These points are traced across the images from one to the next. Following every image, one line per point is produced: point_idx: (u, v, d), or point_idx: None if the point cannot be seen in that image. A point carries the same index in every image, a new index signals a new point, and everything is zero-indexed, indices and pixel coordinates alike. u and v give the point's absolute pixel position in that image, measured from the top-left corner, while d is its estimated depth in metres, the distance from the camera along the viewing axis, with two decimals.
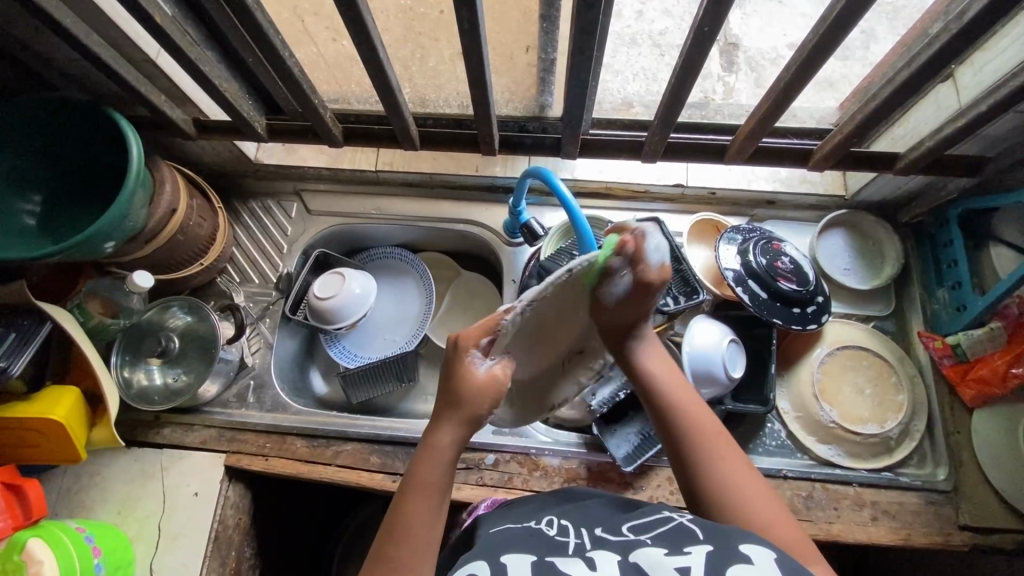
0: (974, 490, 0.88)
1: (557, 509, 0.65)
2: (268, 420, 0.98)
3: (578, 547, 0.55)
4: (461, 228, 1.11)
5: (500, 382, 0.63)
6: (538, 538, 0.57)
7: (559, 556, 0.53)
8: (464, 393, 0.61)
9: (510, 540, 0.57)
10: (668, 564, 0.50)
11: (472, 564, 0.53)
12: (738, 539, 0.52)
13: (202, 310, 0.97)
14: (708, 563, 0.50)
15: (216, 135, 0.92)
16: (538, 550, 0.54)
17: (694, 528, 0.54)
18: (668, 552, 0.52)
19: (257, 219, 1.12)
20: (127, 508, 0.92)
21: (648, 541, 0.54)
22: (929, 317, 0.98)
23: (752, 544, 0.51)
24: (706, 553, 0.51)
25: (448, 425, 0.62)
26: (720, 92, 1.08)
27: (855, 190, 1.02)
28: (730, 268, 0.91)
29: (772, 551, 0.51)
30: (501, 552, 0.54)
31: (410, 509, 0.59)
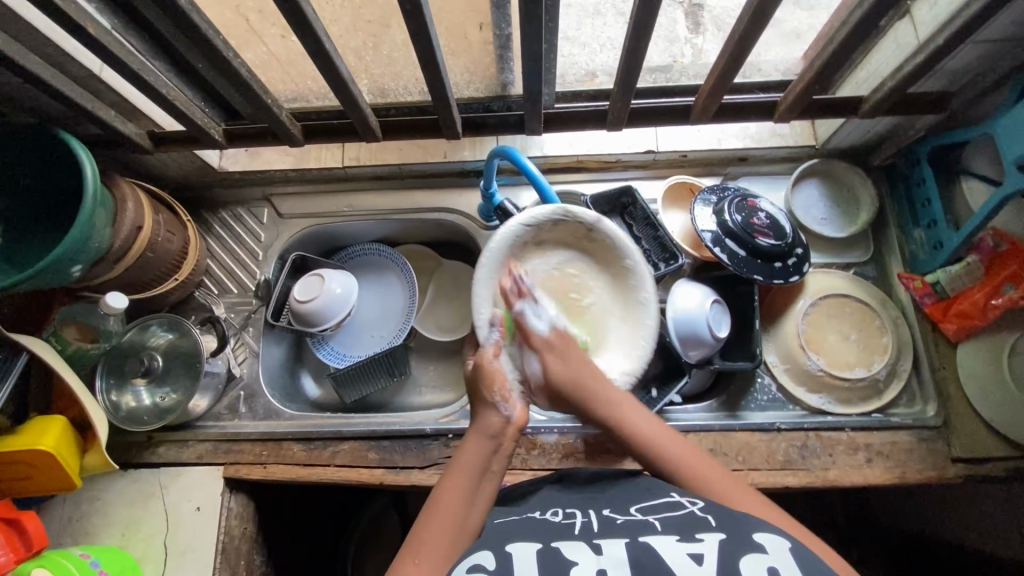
0: (963, 422, 0.89)
1: (563, 493, 0.66)
2: (263, 427, 0.97)
3: (584, 532, 0.55)
4: (436, 217, 1.09)
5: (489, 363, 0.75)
6: (542, 526, 0.57)
7: (565, 543, 0.53)
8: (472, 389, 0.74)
9: (515, 531, 0.57)
10: (680, 550, 0.51)
11: (476, 554, 0.53)
12: (751, 529, 0.53)
13: (182, 326, 0.96)
14: (721, 551, 0.50)
15: (174, 146, 0.90)
16: (543, 537, 0.55)
17: (706, 517, 0.55)
18: (680, 539, 0.52)
19: (228, 229, 1.11)
20: (131, 530, 0.92)
21: (657, 528, 0.54)
22: (908, 258, 0.98)
23: (765, 533, 0.52)
24: (718, 541, 0.52)
25: (482, 416, 0.70)
26: (689, 55, 1.06)
27: (825, 138, 1.02)
28: (707, 230, 0.92)
29: (786, 542, 0.52)
30: (504, 543, 0.54)
31: (447, 495, 0.62)
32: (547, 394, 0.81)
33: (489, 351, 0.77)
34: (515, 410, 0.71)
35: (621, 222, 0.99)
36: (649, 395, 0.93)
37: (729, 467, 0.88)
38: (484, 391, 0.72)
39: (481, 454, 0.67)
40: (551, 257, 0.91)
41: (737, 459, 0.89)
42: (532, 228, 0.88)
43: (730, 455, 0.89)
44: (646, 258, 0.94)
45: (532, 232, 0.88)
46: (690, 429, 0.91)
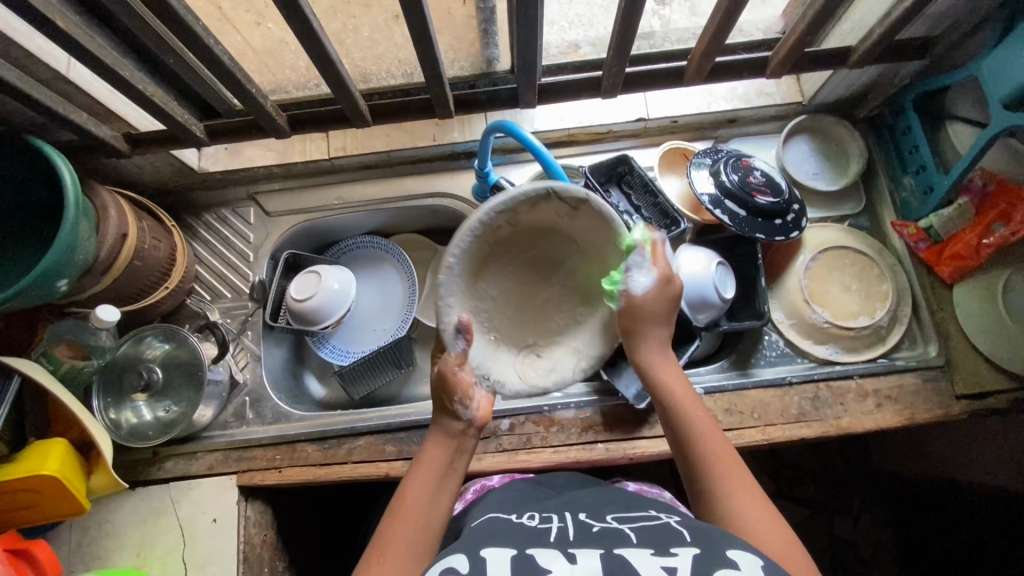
0: (965, 359, 0.92)
1: (542, 504, 0.68)
2: (273, 432, 0.95)
3: (560, 540, 0.57)
4: (431, 202, 1.07)
5: (452, 371, 0.70)
6: (519, 534, 0.59)
7: (539, 550, 0.54)
8: (436, 391, 0.70)
9: (493, 536, 0.58)
10: (655, 562, 0.51)
11: (451, 558, 0.54)
12: (726, 545, 0.52)
13: (178, 335, 0.93)
14: (695, 564, 0.50)
15: (153, 147, 0.86)
16: (518, 543, 0.56)
17: (683, 532, 0.55)
18: (655, 552, 0.53)
19: (215, 232, 1.07)
20: (146, 549, 0.89)
21: (633, 541, 0.55)
22: (899, 205, 1.00)
23: (739, 551, 0.51)
24: (692, 555, 0.51)
25: (443, 421, 0.70)
26: (658, 27, 1.02)
27: (811, 94, 1.03)
28: (706, 193, 0.92)
29: (760, 559, 0.50)
30: (481, 547, 0.56)
31: (413, 492, 0.64)
32: (514, 385, 0.75)
33: (452, 359, 0.70)
34: (477, 412, 0.70)
35: (619, 191, 0.97)
36: None
37: (746, 425, 0.89)
38: (444, 400, 0.70)
39: (445, 456, 0.68)
40: (521, 236, 0.75)
41: (752, 416, 0.90)
42: (507, 211, 0.69)
43: (746, 412, 0.90)
44: (648, 225, 0.94)
45: (506, 217, 0.70)
46: (705, 391, 0.92)
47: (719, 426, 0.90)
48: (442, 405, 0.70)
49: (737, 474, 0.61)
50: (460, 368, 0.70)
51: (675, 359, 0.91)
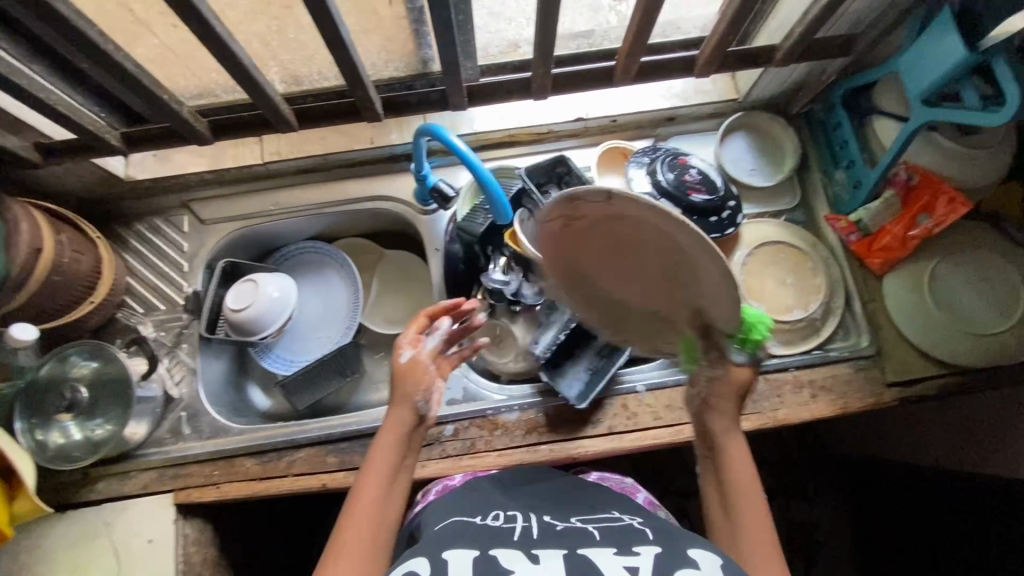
0: (895, 348, 0.95)
1: (508, 498, 0.71)
2: (211, 447, 0.92)
3: (524, 540, 0.61)
4: (371, 207, 1.05)
5: (420, 365, 0.74)
6: (481, 531, 0.62)
7: (502, 551, 0.58)
8: (402, 383, 0.73)
9: (457, 533, 0.61)
10: (617, 562, 0.57)
11: (413, 561, 0.57)
12: (687, 545, 0.59)
13: (106, 351, 0.89)
14: (655, 565, 0.56)
15: (66, 157, 0.82)
16: (481, 544, 0.60)
17: (643, 530, 0.62)
18: (618, 553, 0.58)
19: (147, 242, 1.03)
20: (78, 573, 0.86)
21: (595, 540, 0.61)
22: (831, 200, 1.02)
23: (698, 549, 0.58)
24: (655, 553, 0.58)
25: (402, 410, 0.72)
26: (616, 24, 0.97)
27: (746, 91, 1.04)
28: (643, 193, 0.94)
29: (718, 557, 0.57)
30: (444, 548, 0.59)
31: (367, 488, 0.65)
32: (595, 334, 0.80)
33: (417, 349, 0.75)
34: (433, 408, 0.74)
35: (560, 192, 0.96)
36: (603, 360, 0.93)
37: (686, 421, 0.91)
38: (408, 390, 0.72)
39: (397, 448, 0.69)
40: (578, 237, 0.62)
41: None
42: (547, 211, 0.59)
43: (686, 408, 0.92)
44: None
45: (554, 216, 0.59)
46: (645, 388, 0.93)
47: (660, 422, 0.91)
48: (404, 397, 0.72)
49: (769, 558, 0.62)
50: (428, 363, 0.74)
51: (616, 357, 0.92)
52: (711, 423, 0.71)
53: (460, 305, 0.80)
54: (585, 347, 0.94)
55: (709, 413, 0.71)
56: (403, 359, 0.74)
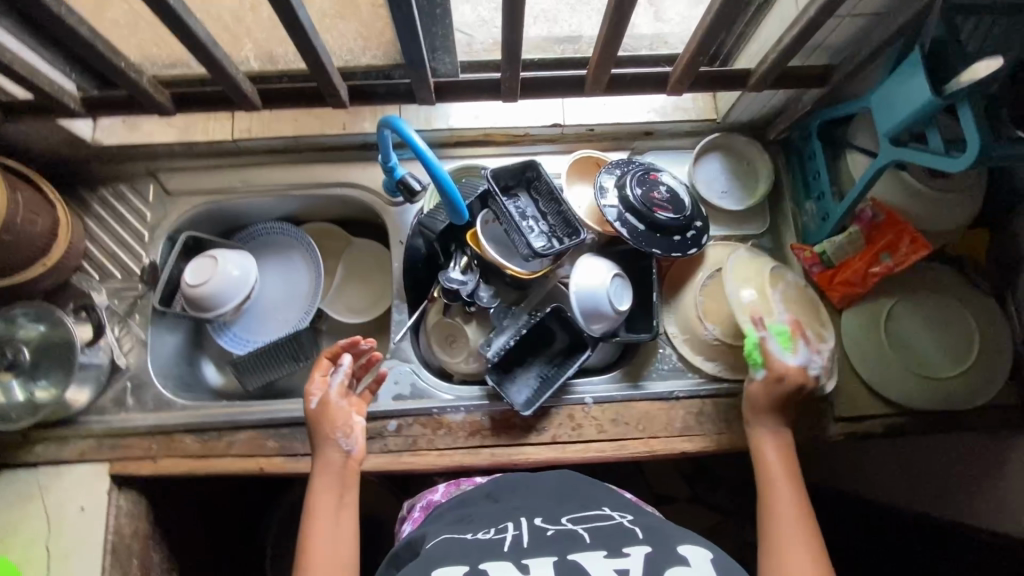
0: (846, 384, 0.95)
1: (494, 507, 0.70)
2: (153, 421, 0.91)
3: (514, 550, 0.59)
4: (339, 193, 1.04)
5: (332, 404, 0.85)
6: (474, 546, 0.61)
7: (493, 564, 0.56)
8: (319, 425, 0.84)
9: (446, 553, 0.59)
10: (608, 565, 0.55)
11: None
12: (676, 543, 0.59)
13: (53, 315, 0.88)
14: (646, 564, 0.56)
15: (24, 116, 0.82)
16: (470, 559, 0.58)
17: (634, 530, 0.61)
18: (607, 554, 0.57)
19: (110, 208, 1.02)
20: (8, 535, 0.86)
21: (585, 544, 0.59)
22: (800, 229, 1.02)
23: (689, 545, 0.58)
24: (646, 554, 0.57)
25: (328, 450, 0.82)
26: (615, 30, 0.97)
27: (725, 111, 1.03)
28: (610, 206, 0.92)
29: (709, 552, 0.58)
30: (433, 568, 0.57)
31: (317, 523, 0.75)
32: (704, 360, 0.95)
33: (333, 392, 0.86)
34: (355, 440, 0.84)
35: (528, 197, 0.96)
36: (555, 369, 0.93)
37: (629, 437, 0.91)
38: (328, 431, 0.83)
39: (337, 482, 0.80)
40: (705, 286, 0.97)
41: (637, 428, 0.92)
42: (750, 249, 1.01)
43: (631, 424, 0.92)
44: (551, 233, 0.93)
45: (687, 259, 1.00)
46: (593, 401, 0.93)
47: (603, 436, 0.91)
48: (325, 439, 0.83)
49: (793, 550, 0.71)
50: (339, 400, 0.85)
51: (567, 366, 0.92)
52: (773, 428, 0.86)
53: (355, 344, 0.87)
54: (538, 354, 0.95)
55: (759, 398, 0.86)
56: (315, 404, 0.85)
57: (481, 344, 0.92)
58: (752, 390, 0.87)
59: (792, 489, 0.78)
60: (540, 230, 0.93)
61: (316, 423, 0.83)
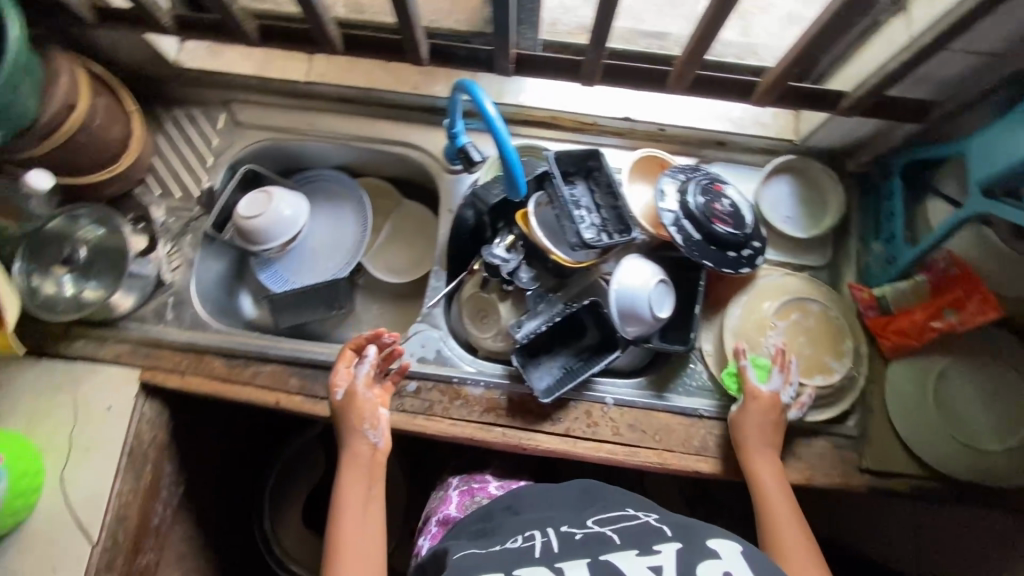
0: (880, 436, 0.90)
1: (516, 517, 0.70)
2: (186, 338, 0.94)
3: (546, 555, 0.60)
4: (398, 151, 1.05)
5: (358, 396, 0.87)
6: (503, 553, 0.61)
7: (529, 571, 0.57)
8: (345, 415, 0.86)
9: (478, 561, 0.60)
10: (642, 563, 0.57)
11: None
12: (704, 536, 0.61)
13: (114, 220, 0.92)
14: (678, 563, 0.57)
15: (120, 24, 0.85)
16: (504, 566, 0.59)
17: (662, 527, 0.62)
18: (639, 553, 0.59)
19: (180, 129, 1.05)
20: (37, 419, 0.91)
21: (616, 544, 0.60)
22: (861, 270, 0.97)
23: (717, 539, 0.60)
24: (676, 551, 0.59)
25: (355, 440, 0.85)
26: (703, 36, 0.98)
27: (806, 134, 1.00)
28: (669, 210, 0.90)
29: (739, 545, 0.59)
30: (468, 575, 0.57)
31: (345, 513, 0.79)
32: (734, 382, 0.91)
33: (360, 383, 0.87)
34: (383, 431, 0.86)
35: (585, 186, 0.94)
36: (581, 363, 0.92)
37: (644, 445, 0.89)
38: (355, 421, 0.85)
39: (364, 472, 0.83)
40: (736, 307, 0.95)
41: (653, 437, 0.90)
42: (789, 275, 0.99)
43: (648, 433, 0.90)
44: (602, 227, 0.90)
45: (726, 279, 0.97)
46: (614, 402, 0.91)
47: (618, 439, 0.90)
48: (352, 430, 0.85)
49: None
50: (366, 392, 0.87)
51: (593, 363, 0.91)
52: (760, 453, 0.84)
53: (378, 336, 0.90)
54: (566, 344, 0.93)
55: (747, 420, 0.86)
56: (341, 396, 0.88)
57: (511, 324, 0.92)
58: (736, 416, 0.87)
59: (792, 514, 0.79)
60: (592, 223, 0.90)
61: (342, 413, 0.87)
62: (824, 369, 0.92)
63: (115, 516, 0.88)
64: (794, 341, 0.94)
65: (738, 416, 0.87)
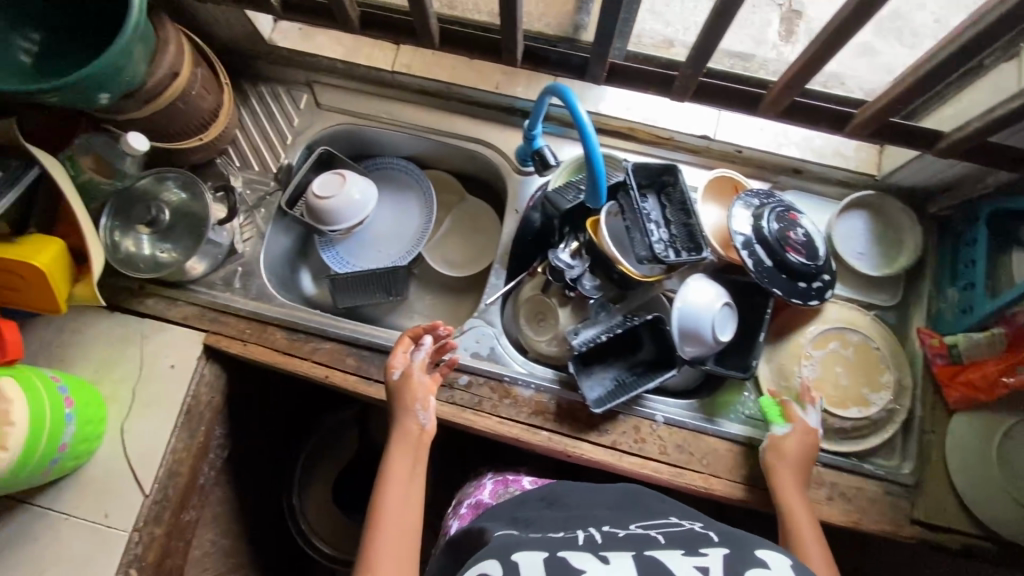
0: (936, 488, 0.88)
1: (554, 513, 0.68)
2: (251, 307, 0.97)
3: (588, 544, 0.57)
4: (469, 147, 1.06)
5: (414, 378, 0.86)
6: (542, 538, 0.59)
7: (572, 554, 0.55)
8: (398, 395, 0.86)
9: (518, 541, 0.58)
10: (686, 562, 0.53)
11: (484, 563, 0.55)
12: (754, 546, 0.55)
13: (197, 187, 0.96)
14: (725, 564, 0.53)
15: (228, 1, 0.88)
16: (547, 546, 0.56)
17: (711, 534, 0.58)
18: (685, 553, 0.55)
19: (264, 105, 1.08)
20: (105, 368, 0.94)
21: (661, 544, 0.57)
22: (932, 314, 0.94)
23: (768, 551, 0.55)
24: (723, 555, 0.54)
25: (404, 421, 0.84)
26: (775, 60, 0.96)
27: (888, 171, 0.97)
28: (740, 233, 0.89)
29: (788, 558, 0.54)
30: (510, 551, 0.55)
31: (390, 491, 0.77)
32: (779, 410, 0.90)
33: (416, 366, 0.87)
34: (431, 417, 0.85)
35: (656, 201, 0.93)
36: (634, 377, 0.91)
37: (690, 467, 0.88)
38: (406, 403, 0.85)
39: (410, 454, 0.82)
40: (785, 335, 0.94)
41: (700, 461, 0.89)
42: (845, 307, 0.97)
43: (696, 455, 0.89)
44: (671, 243, 0.89)
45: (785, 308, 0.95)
46: (663, 420, 0.90)
47: (664, 458, 0.89)
48: (403, 410, 0.85)
49: None
50: (421, 376, 0.87)
51: (648, 379, 0.90)
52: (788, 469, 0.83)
53: (436, 327, 0.90)
54: (620, 357, 0.93)
55: (788, 442, 0.84)
56: (396, 376, 0.87)
57: (568, 330, 0.92)
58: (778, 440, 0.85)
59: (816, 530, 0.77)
60: (661, 237, 0.89)
61: (394, 393, 0.86)
62: (861, 402, 0.90)
63: (167, 471, 0.91)
64: (831, 374, 0.91)
65: (779, 439, 0.85)
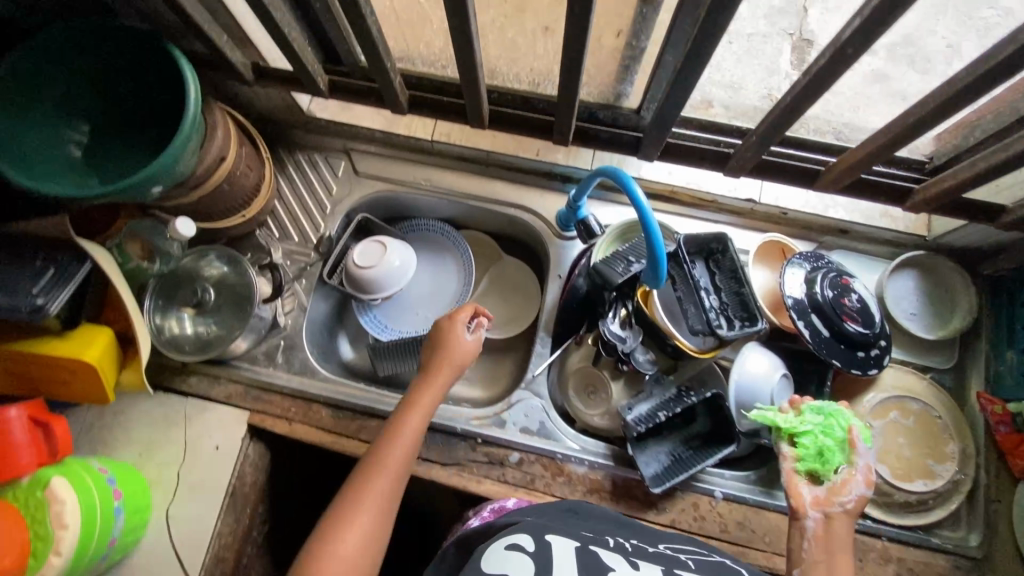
0: (1008, 563, 0.84)
1: (573, 516, 0.70)
2: (296, 384, 0.96)
3: (620, 548, 0.60)
4: (509, 212, 1.06)
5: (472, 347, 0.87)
6: (577, 534, 0.62)
7: (606, 552, 0.58)
8: (454, 354, 0.86)
9: (553, 527, 0.62)
10: None
11: (518, 534, 0.59)
12: None
13: (240, 262, 0.95)
14: None
15: (274, 82, 0.88)
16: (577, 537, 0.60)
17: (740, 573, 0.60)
18: None
19: (302, 173, 1.08)
20: (148, 451, 0.93)
21: (692, 568, 0.59)
22: (991, 377, 0.92)
23: None
24: None
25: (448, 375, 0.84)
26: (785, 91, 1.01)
27: (939, 233, 0.96)
28: (793, 298, 0.88)
29: None
30: (545, 533, 0.60)
31: (405, 431, 0.77)
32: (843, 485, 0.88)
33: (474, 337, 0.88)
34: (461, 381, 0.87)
35: (704, 268, 0.91)
36: (691, 453, 0.89)
37: (752, 546, 0.85)
38: (452, 357, 0.85)
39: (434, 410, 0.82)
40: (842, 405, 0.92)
41: (762, 539, 0.86)
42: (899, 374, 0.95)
43: (758, 533, 0.86)
44: (722, 311, 0.88)
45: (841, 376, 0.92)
46: (723, 496, 0.88)
47: (725, 536, 0.86)
48: (450, 366, 0.85)
49: None
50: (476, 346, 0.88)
51: (706, 455, 0.87)
52: None
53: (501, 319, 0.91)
54: (675, 430, 0.90)
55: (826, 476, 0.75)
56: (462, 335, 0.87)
57: (622, 406, 0.91)
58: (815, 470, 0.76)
59: None
60: (713, 305, 0.88)
61: (449, 346, 0.86)
62: (927, 473, 0.88)
63: (213, 558, 0.89)
64: (894, 443, 0.90)
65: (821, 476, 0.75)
